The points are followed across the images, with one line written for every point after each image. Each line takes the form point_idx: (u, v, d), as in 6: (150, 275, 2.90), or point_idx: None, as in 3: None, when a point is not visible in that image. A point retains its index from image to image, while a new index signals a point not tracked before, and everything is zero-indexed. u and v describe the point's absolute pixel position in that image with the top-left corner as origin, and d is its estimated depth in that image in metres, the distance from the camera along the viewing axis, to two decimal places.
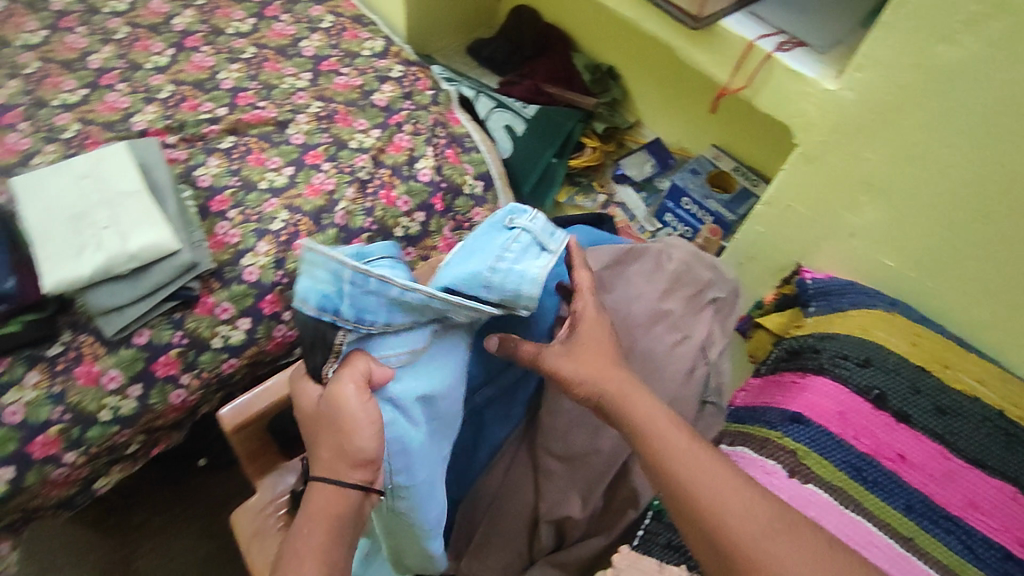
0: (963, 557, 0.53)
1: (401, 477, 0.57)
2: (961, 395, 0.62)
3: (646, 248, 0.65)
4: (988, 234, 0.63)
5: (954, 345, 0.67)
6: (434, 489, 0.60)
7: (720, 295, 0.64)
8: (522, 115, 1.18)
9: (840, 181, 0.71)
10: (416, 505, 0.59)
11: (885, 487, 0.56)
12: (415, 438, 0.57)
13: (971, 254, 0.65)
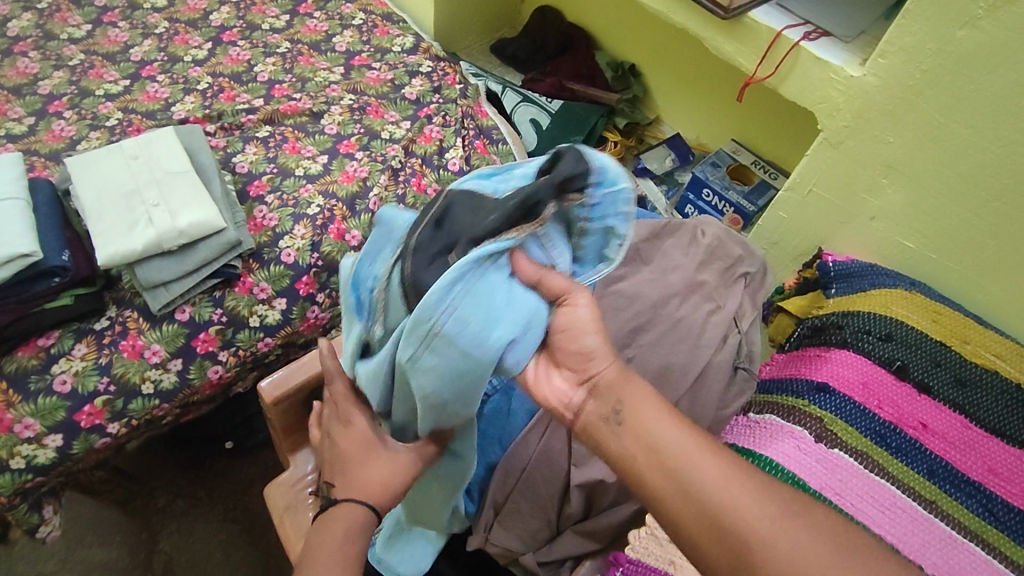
0: (984, 519, 0.55)
1: (451, 324, 0.43)
2: (981, 368, 0.64)
3: (681, 225, 0.70)
4: (1007, 212, 0.65)
5: (973, 323, 0.70)
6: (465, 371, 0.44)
7: (751, 270, 0.69)
8: (547, 109, 1.21)
9: (863, 164, 0.74)
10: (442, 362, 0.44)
11: (908, 452, 0.58)
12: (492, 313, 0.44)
13: (991, 233, 0.67)
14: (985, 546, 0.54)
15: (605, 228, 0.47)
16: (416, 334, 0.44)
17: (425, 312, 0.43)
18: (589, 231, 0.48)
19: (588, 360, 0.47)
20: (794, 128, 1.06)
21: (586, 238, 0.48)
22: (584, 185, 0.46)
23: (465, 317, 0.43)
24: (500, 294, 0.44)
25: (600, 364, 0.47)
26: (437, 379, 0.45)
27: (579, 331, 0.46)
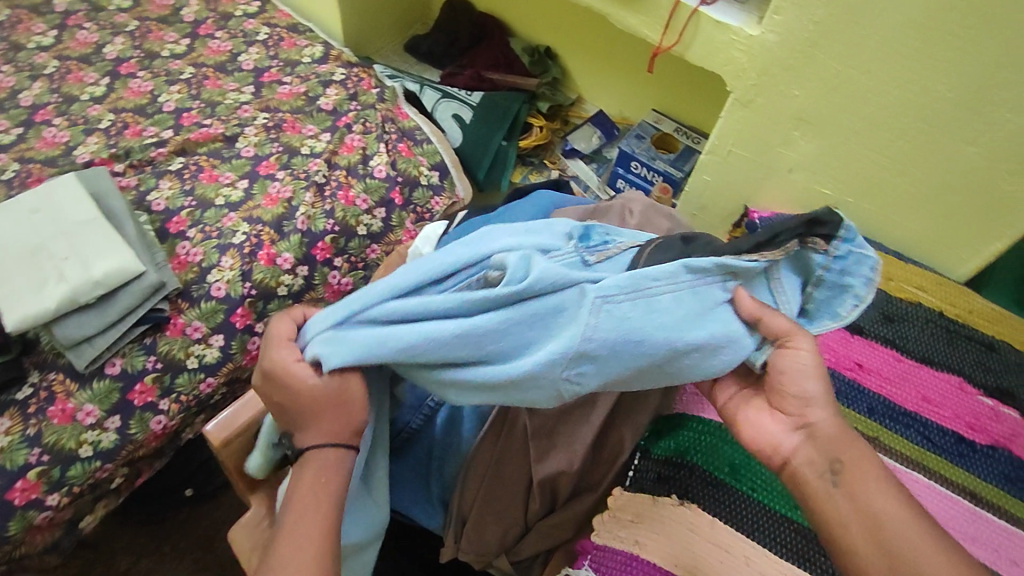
0: (923, 447, 0.58)
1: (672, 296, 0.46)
2: (904, 302, 0.68)
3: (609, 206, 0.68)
4: (911, 149, 0.68)
5: (893, 258, 0.73)
6: (632, 340, 0.45)
7: None
8: (468, 102, 1.19)
9: (774, 120, 0.76)
10: (629, 322, 0.45)
11: (848, 394, 0.60)
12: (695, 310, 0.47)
13: (899, 170, 0.70)
14: (926, 472, 0.56)
15: (843, 284, 0.49)
16: (636, 289, 0.46)
17: (664, 282, 0.46)
18: (823, 283, 0.50)
19: (806, 406, 0.49)
20: (705, 91, 1.08)
21: (820, 294, 0.50)
22: (828, 236, 0.48)
23: (683, 303, 0.46)
24: (714, 307, 0.48)
25: (820, 411, 0.48)
26: (616, 339, 0.45)
27: (793, 373, 0.49)
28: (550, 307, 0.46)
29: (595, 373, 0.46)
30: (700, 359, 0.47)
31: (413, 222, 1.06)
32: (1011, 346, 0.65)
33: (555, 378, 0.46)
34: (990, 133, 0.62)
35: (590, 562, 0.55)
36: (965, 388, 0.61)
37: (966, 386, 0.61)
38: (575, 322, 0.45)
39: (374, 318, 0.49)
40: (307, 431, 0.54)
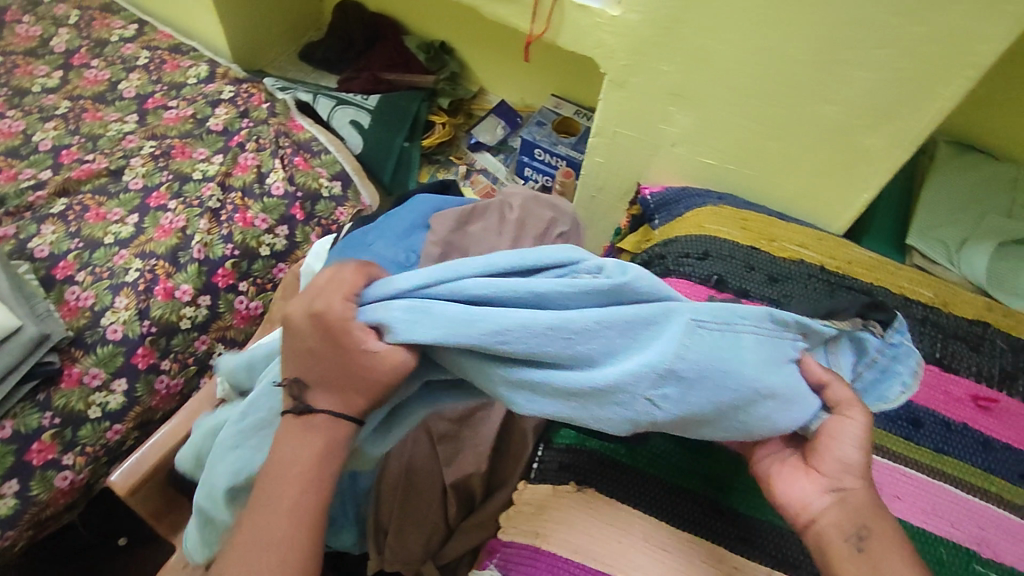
0: None
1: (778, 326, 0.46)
2: (787, 262, 0.71)
3: (488, 204, 0.65)
4: (780, 114, 0.68)
5: (777, 219, 0.75)
6: (723, 366, 0.43)
7: (566, 229, 0.66)
8: (365, 107, 1.17)
9: (652, 97, 0.76)
10: (723, 348, 0.44)
11: None
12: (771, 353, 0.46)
13: (772, 135, 0.70)
14: None
15: (895, 369, 0.50)
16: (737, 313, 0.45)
17: (752, 322, 0.45)
18: (872, 365, 0.51)
19: (843, 471, 0.46)
20: (582, 72, 1.11)
21: (869, 377, 0.51)
22: (886, 323, 0.51)
23: (767, 347, 0.46)
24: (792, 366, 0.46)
25: (853, 480, 0.46)
26: (707, 364, 0.43)
27: (838, 441, 0.46)
28: (647, 320, 0.44)
29: (676, 400, 0.43)
30: (775, 409, 0.45)
31: (320, 236, 1.04)
32: (888, 290, 0.70)
33: (638, 392, 0.43)
34: (846, 90, 0.62)
35: (494, 562, 0.54)
36: None
37: None
38: (668, 340, 0.43)
39: (454, 294, 0.45)
40: (328, 387, 0.50)
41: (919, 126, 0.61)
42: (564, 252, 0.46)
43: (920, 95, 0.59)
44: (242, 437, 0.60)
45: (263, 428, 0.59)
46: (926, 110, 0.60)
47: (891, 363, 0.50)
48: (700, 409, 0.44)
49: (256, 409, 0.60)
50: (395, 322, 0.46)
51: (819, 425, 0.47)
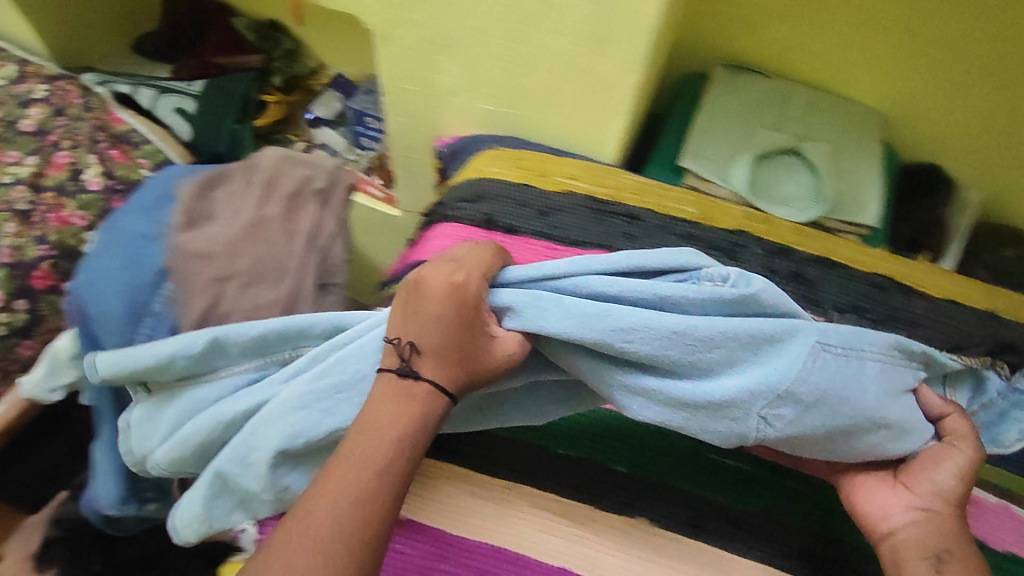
0: None
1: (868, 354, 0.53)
2: (555, 193, 0.73)
3: (230, 170, 0.72)
4: (526, 49, 0.69)
5: (551, 155, 0.77)
6: (849, 388, 0.51)
7: (320, 185, 0.75)
8: (189, 92, 1.13)
9: (418, 48, 0.76)
10: (843, 385, 0.51)
11: None
12: (868, 383, 0.52)
13: (528, 72, 0.72)
14: None
15: (1008, 414, 0.61)
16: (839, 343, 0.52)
17: (876, 351, 0.53)
18: (991, 407, 0.61)
19: (932, 492, 0.53)
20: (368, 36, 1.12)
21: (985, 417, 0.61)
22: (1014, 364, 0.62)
23: (867, 384, 0.52)
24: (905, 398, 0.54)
25: (937, 502, 0.53)
26: (826, 387, 0.51)
27: (937, 467, 0.53)
28: (767, 338, 0.51)
29: (789, 407, 0.50)
30: (886, 437, 0.53)
31: None
32: (652, 211, 0.73)
33: (751, 402, 0.50)
34: (571, 19, 0.64)
35: (262, 526, 0.60)
36: None
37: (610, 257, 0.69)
38: (836, 356, 0.52)
39: (595, 289, 0.53)
40: (439, 343, 0.49)
41: (641, 46, 0.64)
42: (688, 260, 0.55)
43: (632, 17, 0.62)
44: (312, 399, 0.53)
45: (344, 392, 0.53)
46: (640, 30, 0.62)
47: (1013, 421, 0.60)
48: (865, 416, 0.52)
49: (341, 371, 0.53)
50: (511, 304, 0.53)
51: (922, 449, 0.54)
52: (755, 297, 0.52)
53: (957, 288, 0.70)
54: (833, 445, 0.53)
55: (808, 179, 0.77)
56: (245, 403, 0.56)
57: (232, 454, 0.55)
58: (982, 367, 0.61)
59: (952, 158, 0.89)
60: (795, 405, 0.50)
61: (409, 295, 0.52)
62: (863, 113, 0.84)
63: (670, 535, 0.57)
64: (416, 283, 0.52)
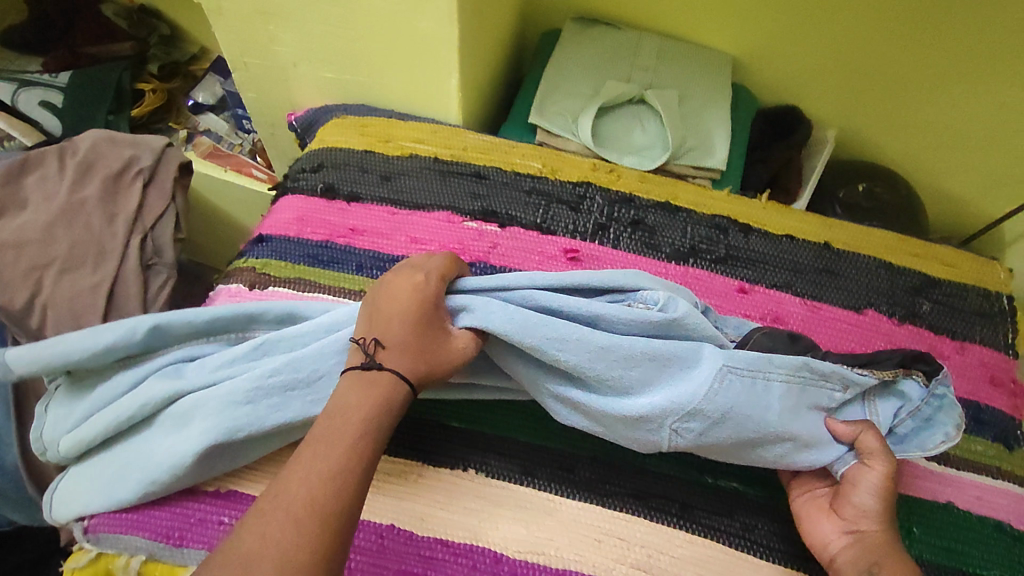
0: None
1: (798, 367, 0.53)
2: (400, 158, 0.73)
3: (46, 155, 0.76)
4: (351, 13, 0.67)
5: (397, 119, 0.76)
6: (762, 403, 0.52)
7: (145, 164, 0.77)
8: (56, 85, 1.10)
9: (247, 20, 0.73)
10: (751, 402, 0.51)
11: (338, 259, 0.66)
12: (781, 399, 0.52)
13: (359, 36, 0.70)
14: None
15: (936, 420, 0.54)
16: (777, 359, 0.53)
17: (785, 369, 0.53)
18: (918, 413, 0.54)
19: (860, 516, 0.50)
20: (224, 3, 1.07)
21: (909, 423, 0.54)
22: (930, 373, 0.53)
23: (783, 400, 0.52)
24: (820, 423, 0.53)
25: (871, 522, 0.50)
26: (734, 404, 0.51)
27: (861, 486, 0.51)
28: (681, 361, 0.53)
29: (701, 419, 0.51)
30: (790, 450, 0.52)
31: None
32: (498, 169, 0.73)
33: (664, 416, 0.52)
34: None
35: (92, 515, 0.55)
36: (452, 220, 0.69)
37: (454, 219, 0.69)
38: (767, 360, 0.53)
39: (535, 299, 0.55)
40: (407, 355, 0.50)
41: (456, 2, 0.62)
42: (629, 280, 0.57)
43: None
44: (260, 395, 0.54)
45: (297, 391, 0.54)
46: None
47: (935, 423, 0.54)
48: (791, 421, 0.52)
49: (296, 369, 0.54)
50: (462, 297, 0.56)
51: (845, 469, 0.52)
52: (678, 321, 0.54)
53: (795, 223, 0.72)
54: (758, 451, 0.53)
55: (656, 127, 0.78)
56: (165, 389, 0.55)
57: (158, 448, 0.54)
58: (897, 378, 0.54)
59: (808, 97, 0.90)
60: (702, 420, 0.51)
61: (372, 306, 0.53)
62: (714, 59, 0.84)
63: (499, 483, 0.55)
64: (375, 296, 0.54)
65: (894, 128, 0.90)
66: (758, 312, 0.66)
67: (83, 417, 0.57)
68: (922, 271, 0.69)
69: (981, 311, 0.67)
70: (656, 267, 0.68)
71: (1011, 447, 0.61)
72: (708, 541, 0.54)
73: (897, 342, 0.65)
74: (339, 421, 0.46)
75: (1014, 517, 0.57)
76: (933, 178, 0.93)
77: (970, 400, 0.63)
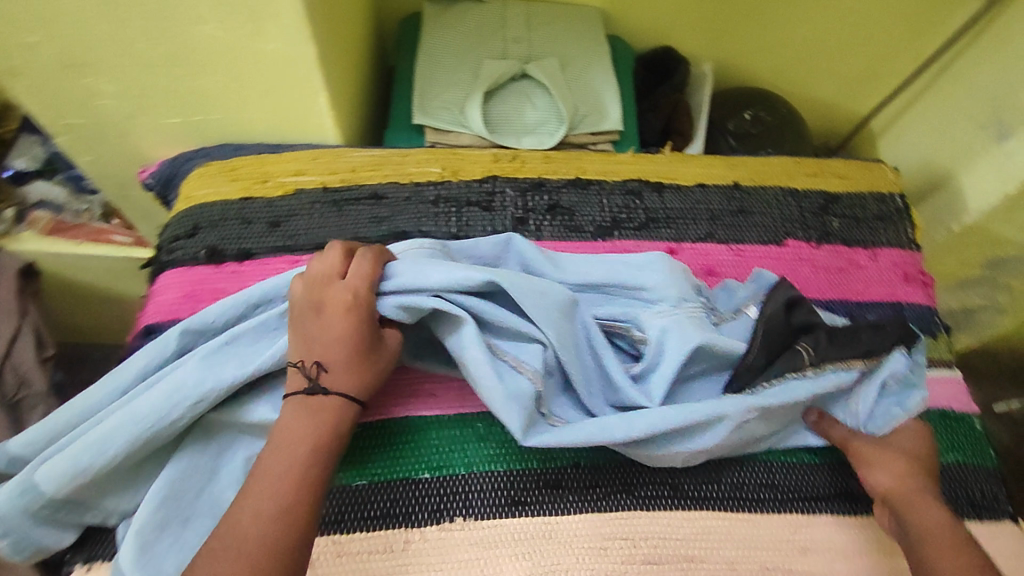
0: None
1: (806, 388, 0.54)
2: (284, 197, 0.65)
3: None
4: (185, 49, 0.57)
5: (269, 154, 0.67)
6: (760, 422, 0.54)
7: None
8: None
9: (57, 76, 0.60)
10: (750, 430, 0.53)
11: None
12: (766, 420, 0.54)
13: (201, 72, 0.60)
14: None
15: (910, 384, 0.56)
16: (784, 387, 0.53)
17: (801, 393, 0.53)
18: (896, 382, 0.56)
19: (870, 481, 0.54)
20: None
21: (889, 393, 0.57)
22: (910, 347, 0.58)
23: (775, 416, 0.55)
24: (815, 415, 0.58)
25: (884, 482, 0.53)
26: (738, 438, 0.53)
27: (871, 465, 0.54)
28: (709, 420, 0.51)
29: (707, 454, 0.53)
30: (778, 436, 0.58)
31: None
32: (396, 184, 0.67)
33: (677, 455, 0.52)
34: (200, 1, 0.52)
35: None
36: None
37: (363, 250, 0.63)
38: (783, 394, 0.53)
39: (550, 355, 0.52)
40: (350, 371, 0.48)
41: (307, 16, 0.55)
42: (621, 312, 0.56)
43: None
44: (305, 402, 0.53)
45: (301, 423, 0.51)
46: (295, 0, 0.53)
47: (911, 385, 0.56)
48: (784, 418, 0.57)
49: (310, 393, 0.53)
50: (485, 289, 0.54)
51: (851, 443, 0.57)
52: (681, 366, 0.53)
53: (701, 171, 0.72)
54: (756, 445, 0.57)
55: (547, 101, 0.75)
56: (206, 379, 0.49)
57: (193, 492, 0.50)
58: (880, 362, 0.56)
59: (678, 34, 0.90)
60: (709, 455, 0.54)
61: (299, 307, 0.49)
62: (584, 16, 0.81)
63: (490, 522, 0.53)
64: (316, 304, 0.49)
65: (761, 49, 0.92)
66: (690, 270, 0.66)
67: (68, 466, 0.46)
68: (824, 190, 0.72)
69: (881, 215, 0.72)
70: (584, 249, 0.66)
71: (933, 334, 0.66)
72: (703, 511, 0.55)
73: (818, 264, 0.68)
74: (295, 440, 0.45)
75: (950, 400, 0.63)
76: (800, 88, 0.98)
77: (891, 302, 0.67)
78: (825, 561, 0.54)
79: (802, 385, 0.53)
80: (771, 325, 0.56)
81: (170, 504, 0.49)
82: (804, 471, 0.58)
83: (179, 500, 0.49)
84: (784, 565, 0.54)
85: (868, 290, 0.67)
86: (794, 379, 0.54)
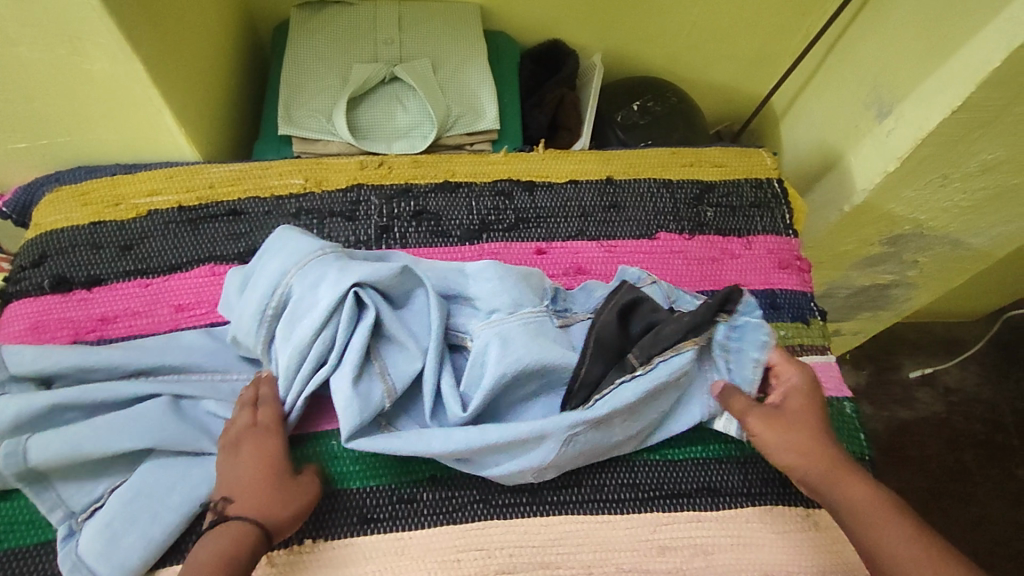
0: None
1: (632, 389, 0.53)
2: (137, 219, 0.63)
3: None
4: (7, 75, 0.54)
5: (124, 174, 0.65)
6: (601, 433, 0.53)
7: None
8: None
9: None
10: (592, 442, 0.53)
11: None
12: (613, 432, 0.54)
13: (33, 96, 0.57)
14: None
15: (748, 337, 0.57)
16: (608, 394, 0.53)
17: (631, 395, 0.53)
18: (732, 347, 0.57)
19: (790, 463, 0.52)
20: None
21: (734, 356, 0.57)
22: (732, 297, 0.55)
23: (622, 426, 0.55)
24: (671, 406, 0.57)
25: (803, 466, 0.52)
26: (579, 450, 0.53)
27: (774, 447, 0.53)
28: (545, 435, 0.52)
29: (554, 468, 0.53)
30: (635, 439, 0.56)
31: None
32: (256, 199, 0.66)
33: (523, 475, 0.53)
34: (6, 24, 0.49)
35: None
36: (216, 271, 0.61)
37: (218, 269, 0.62)
38: (613, 401, 0.53)
39: (404, 373, 0.53)
40: (253, 500, 0.47)
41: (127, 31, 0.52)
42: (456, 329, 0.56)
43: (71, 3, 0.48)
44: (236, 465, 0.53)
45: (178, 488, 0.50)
46: (108, 18, 0.50)
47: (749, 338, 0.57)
48: (639, 427, 0.56)
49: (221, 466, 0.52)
50: (397, 287, 0.55)
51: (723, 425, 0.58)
52: (500, 380, 0.52)
53: (575, 167, 0.71)
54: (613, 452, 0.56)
55: (417, 102, 0.73)
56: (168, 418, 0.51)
57: (163, 485, 0.50)
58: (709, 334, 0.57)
59: (565, 26, 0.88)
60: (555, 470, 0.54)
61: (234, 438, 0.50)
62: (461, 9, 0.79)
63: (342, 542, 0.52)
64: (235, 440, 0.50)
65: (653, 35, 0.91)
66: (560, 269, 0.65)
67: (59, 445, 0.48)
68: (699, 179, 0.71)
69: (757, 201, 0.71)
70: (449, 255, 0.65)
71: (806, 321, 0.66)
72: (563, 516, 0.55)
73: (689, 256, 0.67)
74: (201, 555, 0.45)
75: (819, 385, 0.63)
76: (699, 72, 0.97)
77: (764, 290, 0.67)
78: (685, 558, 0.55)
79: (628, 390, 0.53)
80: (602, 337, 0.55)
81: (138, 496, 0.49)
82: (670, 469, 0.58)
83: (149, 492, 0.49)
84: (643, 567, 0.54)
85: (740, 279, 0.67)
86: (623, 384, 0.53)
